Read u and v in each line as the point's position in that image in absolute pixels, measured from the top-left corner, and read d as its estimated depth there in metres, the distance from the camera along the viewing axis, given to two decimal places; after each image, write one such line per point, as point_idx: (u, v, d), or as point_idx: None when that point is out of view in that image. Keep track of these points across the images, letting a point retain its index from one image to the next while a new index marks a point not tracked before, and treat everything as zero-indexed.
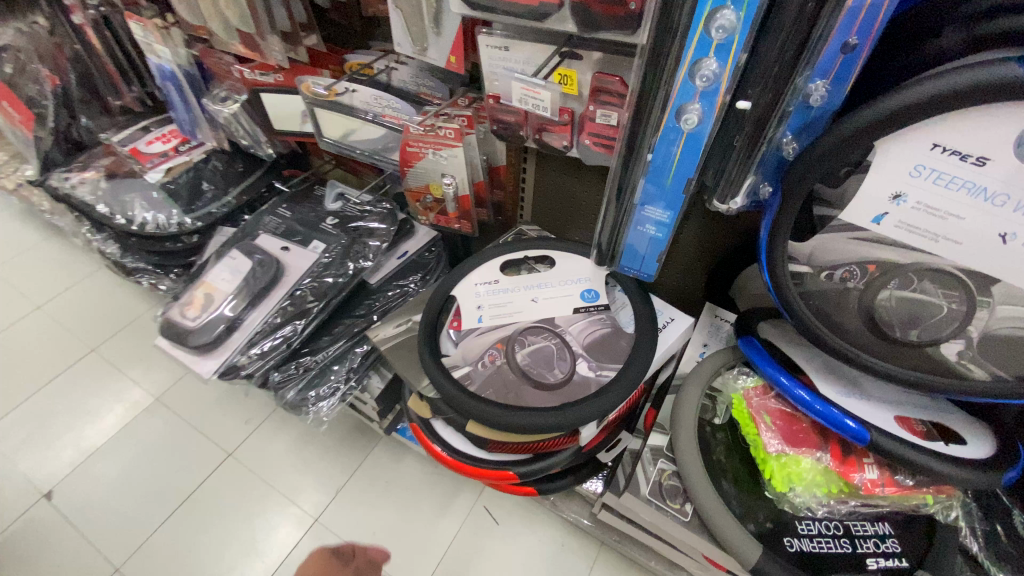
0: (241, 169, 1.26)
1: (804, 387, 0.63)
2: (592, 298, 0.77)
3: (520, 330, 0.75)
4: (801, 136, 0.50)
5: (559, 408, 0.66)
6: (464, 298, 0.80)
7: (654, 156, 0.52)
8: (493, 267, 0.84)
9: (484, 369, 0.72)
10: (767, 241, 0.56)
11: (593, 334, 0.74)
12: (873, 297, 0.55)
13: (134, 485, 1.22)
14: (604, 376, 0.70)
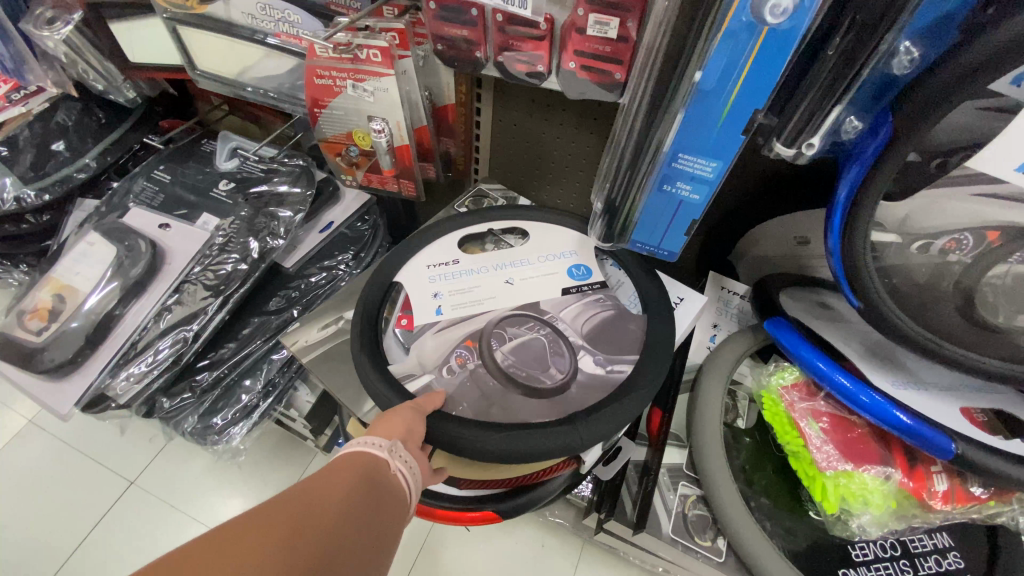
0: (101, 119, 0.95)
1: (852, 380, 0.51)
2: (583, 276, 0.59)
3: (496, 322, 0.55)
4: (925, 42, 0.33)
5: (563, 420, 0.48)
6: (413, 285, 0.59)
7: (705, 75, 0.34)
8: (451, 243, 0.63)
9: (453, 380, 0.52)
10: (846, 204, 0.40)
11: (592, 320, 0.56)
12: (980, 275, 0.41)
13: (5, 536, 0.90)
14: (618, 371, 0.52)
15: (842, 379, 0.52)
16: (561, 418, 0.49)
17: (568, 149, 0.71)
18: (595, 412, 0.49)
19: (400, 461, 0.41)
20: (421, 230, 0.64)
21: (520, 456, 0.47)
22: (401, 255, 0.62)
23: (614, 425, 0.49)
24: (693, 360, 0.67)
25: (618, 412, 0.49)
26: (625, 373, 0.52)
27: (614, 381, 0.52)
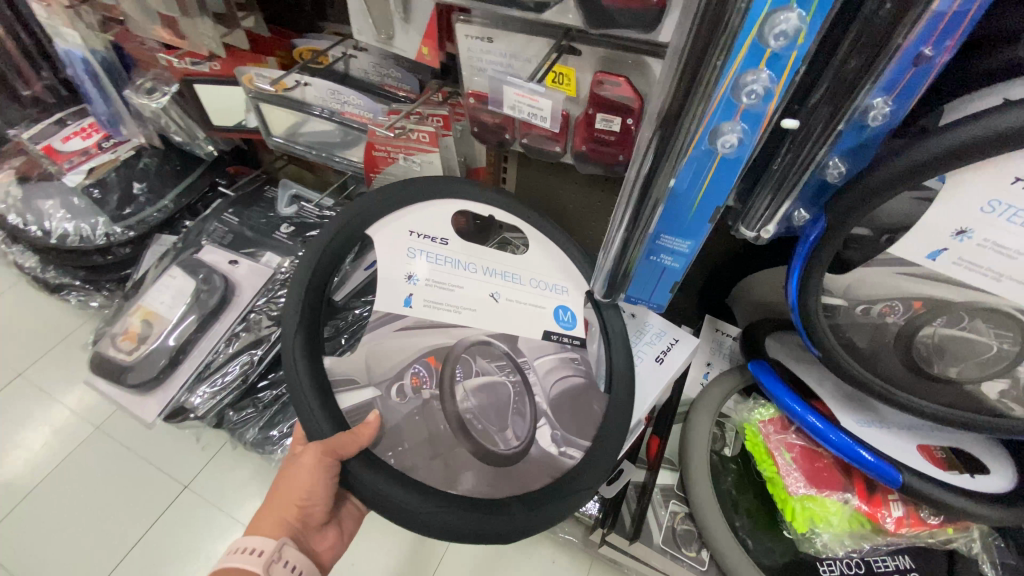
0: (178, 167, 1.09)
1: (818, 416, 0.60)
2: (568, 324, 0.64)
3: (466, 347, 0.59)
4: (851, 159, 0.43)
5: (498, 506, 0.54)
6: (385, 244, 0.61)
7: (677, 184, 0.44)
8: (439, 215, 0.65)
9: (404, 407, 0.56)
10: (799, 274, 0.50)
11: (565, 386, 0.62)
12: (914, 333, 0.50)
13: (74, 532, 1.02)
14: (569, 456, 0.59)
15: (812, 419, 0.60)
16: (499, 499, 0.54)
17: (581, 204, 0.83)
18: (533, 508, 0.55)
19: (280, 567, 0.50)
20: (408, 181, 0.66)
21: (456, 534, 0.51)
22: (380, 209, 0.63)
23: (549, 518, 0.56)
24: (687, 394, 0.76)
25: (554, 503, 0.56)
26: (575, 460, 0.59)
27: (565, 466, 0.58)
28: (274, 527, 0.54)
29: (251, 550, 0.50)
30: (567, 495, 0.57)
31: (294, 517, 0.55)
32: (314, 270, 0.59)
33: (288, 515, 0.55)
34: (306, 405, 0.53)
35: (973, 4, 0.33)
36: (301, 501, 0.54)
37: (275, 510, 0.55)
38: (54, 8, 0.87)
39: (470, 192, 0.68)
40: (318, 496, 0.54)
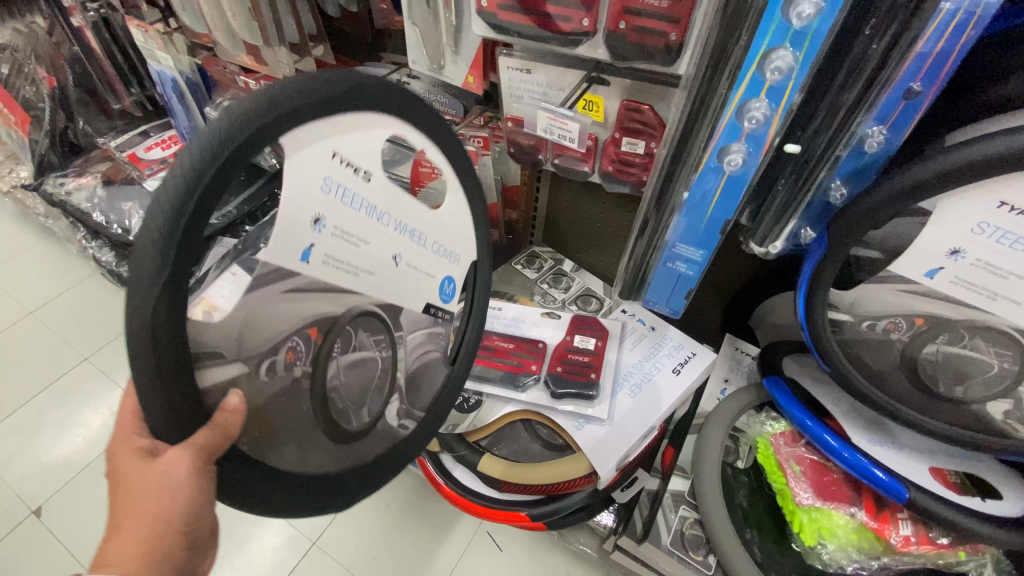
0: (243, 178, 1.20)
1: (830, 433, 0.62)
2: (446, 297, 0.51)
3: (352, 316, 0.41)
4: (852, 182, 0.50)
5: (339, 484, 0.45)
6: (298, 162, 0.33)
7: (690, 195, 0.55)
8: (384, 135, 0.40)
9: (271, 388, 0.36)
10: (806, 288, 0.54)
11: (422, 359, 0.52)
12: (917, 351, 0.53)
13: None
14: (403, 427, 0.52)
15: (827, 437, 0.62)
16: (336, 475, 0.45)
17: (609, 224, 0.87)
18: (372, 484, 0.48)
19: None
20: (367, 75, 0.37)
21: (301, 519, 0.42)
22: (338, 98, 0.35)
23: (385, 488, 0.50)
24: (703, 407, 0.79)
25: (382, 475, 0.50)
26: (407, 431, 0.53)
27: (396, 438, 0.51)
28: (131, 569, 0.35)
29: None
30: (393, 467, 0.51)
31: (165, 551, 0.37)
32: (217, 164, 0.29)
33: (152, 544, 0.36)
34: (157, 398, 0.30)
35: (955, 45, 0.40)
36: (184, 525, 0.37)
37: (135, 525, 0.36)
38: (151, 34, 0.99)
39: (427, 113, 0.45)
40: (210, 517, 0.37)
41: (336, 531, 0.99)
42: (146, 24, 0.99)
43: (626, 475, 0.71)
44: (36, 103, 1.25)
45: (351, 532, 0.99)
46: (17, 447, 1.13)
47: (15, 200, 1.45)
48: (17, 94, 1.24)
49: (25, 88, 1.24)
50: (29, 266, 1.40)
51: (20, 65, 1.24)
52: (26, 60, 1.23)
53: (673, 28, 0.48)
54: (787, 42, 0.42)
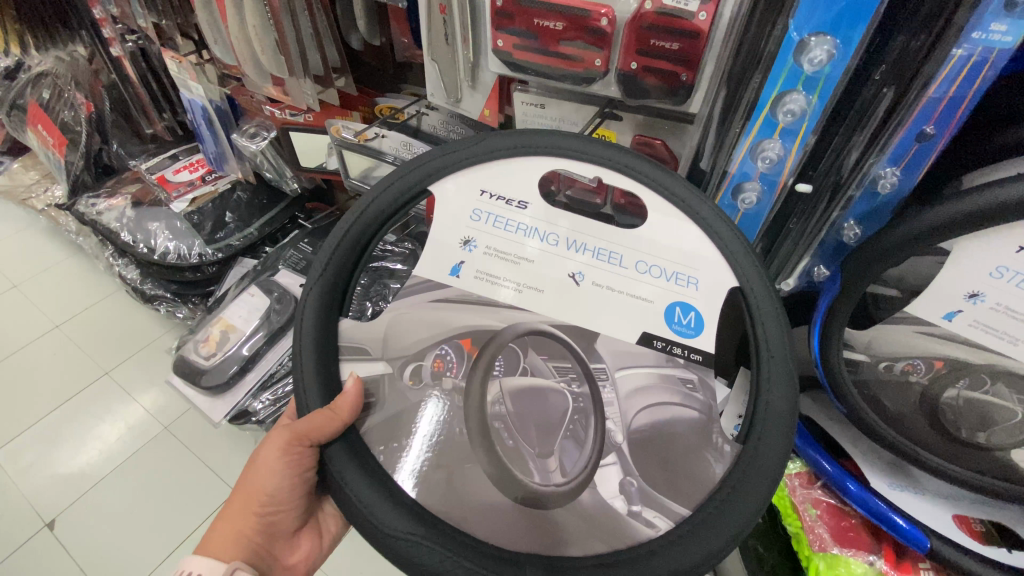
0: (264, 201, 1.24)
1: (849, 478, 0.59)
2: (684, 332, 0.46)
3: (518, 335, 0.47)
4: (865, 222, 0.49)
5: (510, 558, 0.42)
6: (446, 204, 0.51)
7: None
8: (531, 173, 0.51)
9: (416, 394, 0.48)
10: (821, 328, 0.53)
11: (657, 418, 0.45)
12: (937, 394, 0.51)
13: (134, 520, 1.06)
14: (646, 523, 0.43)
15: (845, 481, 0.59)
16: (511, 551, 0.43)
17: None
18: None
19: None
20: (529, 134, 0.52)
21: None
22: (447, 164, 0.52)
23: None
24: None
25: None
26: (654, 530, 0.43)
27: (637, 533, 0.43)
28: (226, 547, 0.54)
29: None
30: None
31: (249, 528, 0.56)
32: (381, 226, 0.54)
33: (244, 523, 0.55)
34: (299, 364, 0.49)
35: (968, 90, 0.40)
36: (263, 505, 0.56)
37: (233, 507, 0.56)
38: (184, 65, 1.04)
39: (591, 148, 0.50)
40: (283, 499, 0.56)
41: (340, 558, 0.97)
42: (180, 55, 1.03)
43: None
44: (74, 126, 1.27)
45: (357, 560, 0.97)
46: (37, 459, 1.15)
47: (49, 219, 1.50)
48: (56, 117, 1.29)
49: (63, 112, 1.30)
50: (58, 283, 1.45)
51: (60, 90, 1.30)
52: (66, 86, 1.29)
53: (686, 69, 0.49)
54: (800, 86, 0.43)
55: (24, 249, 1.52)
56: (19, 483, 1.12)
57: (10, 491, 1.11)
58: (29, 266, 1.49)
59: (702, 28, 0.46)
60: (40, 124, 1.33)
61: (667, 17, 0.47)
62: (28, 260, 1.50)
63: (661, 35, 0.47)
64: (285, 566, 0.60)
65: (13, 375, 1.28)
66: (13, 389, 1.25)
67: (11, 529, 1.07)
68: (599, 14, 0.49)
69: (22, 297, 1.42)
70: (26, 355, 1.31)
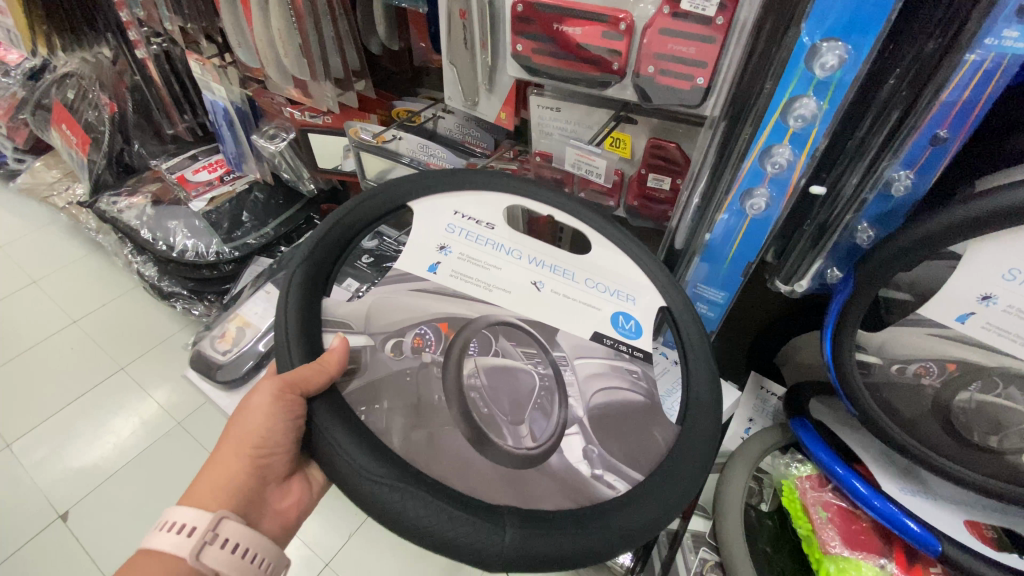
0: (281, 202, 1.26)
1: (859, 478, 0.60)
2: (630, 333, 0.54)
3: (489, 324, 0.52)
4: (879, 225, 0.50)
5: (491, 509, 0.42)
6: (424, 219, 0.59)
7: (715, 234, 0.57)
8: (496, 203, 0.60)
9: (397, 364, 0.50)
10: (833, 330, 0.54)
11: (612, 399, 0.50)
12: (950, 397, 0.52)
13: (147, 513, 1.08)
14: (608, 486, 0.45)
15: (856, 484, 0.60)
16: (492, 503, 0.42)
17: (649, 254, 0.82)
18: (534, 534, 0.41)
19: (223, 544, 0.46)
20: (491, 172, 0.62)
21: (425, 536, 0.40)
22: (422, 187, 0.61)
23: (554, 554, 0.40)
24: (726, 446, 0.78)
25: (569, 530, 0.41)
26: (615, 493, 0.45)
27: (601, 494, 0.44)
28: (214, 498, 0.51)
29: (174, 527, 0.46)
30: (586, 531, 0.41)
31: (237, 472, 0.52)
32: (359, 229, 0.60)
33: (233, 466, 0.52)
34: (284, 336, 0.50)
35: (980, 95, 0.41)
36: (255, 448, 0.52)
37: (222, 455, 0.53)
38: (208, 67, 1.07)
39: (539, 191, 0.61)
40: (273, 442, 0.52)
41: (348, 555, 0.98)
42: (204, 58, 1.06)
43: None
44: (97, 126, 1.31)
45: (364, 557, 0.98)
46: (53, 451, 1.17)
47: (70, 216, 1.54)
48: (80, 117, 1.33)
49: (87, 112, 1.33)
50: (76, 279, 1.48)
51: (84, 91, 1.33)
52: (90, 87, 1.32)
53: (702, 73, 0.50)
54: (810, 91, 0.44)
55: (44, 245, 1.56)
56: (35, 475, 1.14)
57: (26, 483, 1.13)
58: (49, 263, 1.52)
59: (718, 33, 0.47)
60: (64, 124, 1.36)
61: (684, 23, 0.48)
62: (50, 257, 1.53)
63: (679, 40, 0.49)
64: (276, 512, 0.56)
65: (31, 369, 1.30)
66: (31, 383, 1.28)
67: (26, 521, 1.08)
68: (617, 19, 0.51)
69: (41, 293, 1.45)
70: (44, 349, 1.33)
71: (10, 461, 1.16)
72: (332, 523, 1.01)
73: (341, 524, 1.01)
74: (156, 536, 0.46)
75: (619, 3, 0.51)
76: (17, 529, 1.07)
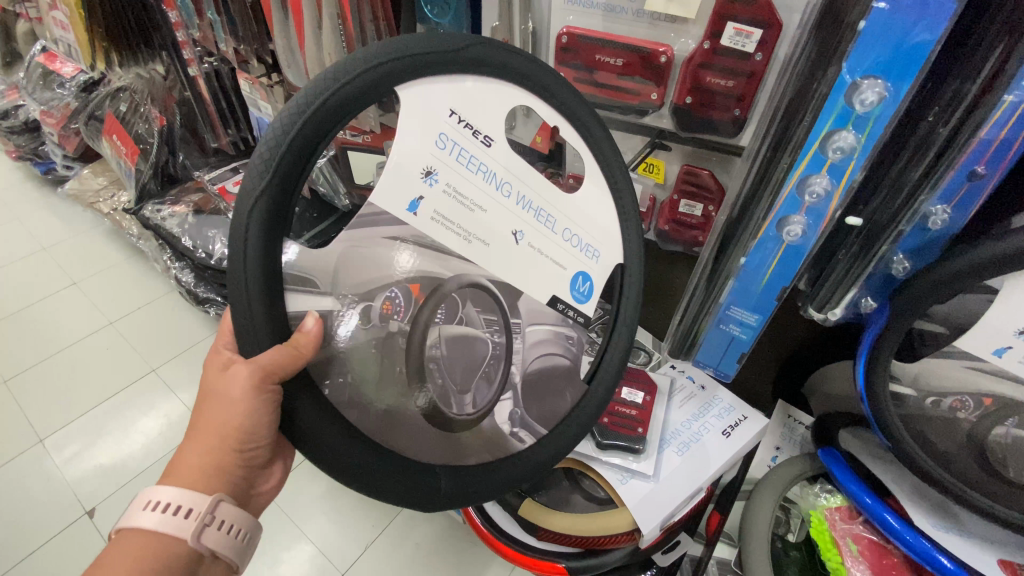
0: None
1: (892, 512, 0.60)
2: (583, 296, 0.52)
3: (461, 285, 0.44)
4: (915, 257, 0.51)
5: (428, 471, 0.45)
6: (409, 117, 0.40)
7: (749, 258, 0.58)
8: (504, 108, 0.45)
9: (361, 337, 0.41)
10: (866, 363, 0.54)
11: (547, 363, 0.51)
12: (986, 432, 0.52)
13: None
14: (519, 439, 0.50)
15: (889, 517, 0.60)
16: (428, 463, 0.45)
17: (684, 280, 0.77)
18: (465, 488, 0.47)
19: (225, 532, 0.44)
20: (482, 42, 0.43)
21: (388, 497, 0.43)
22: (431, 66, 0.41)
23: (471, 499, 0.47)
24: (753, 473, 0.77)
25: (483, 481, 0.48)
26: (523, 445, 0.50)
27: (511, 447, 0.50)
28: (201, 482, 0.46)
29: (163, 508, 0.43)
30: (500, 480, 0.49)
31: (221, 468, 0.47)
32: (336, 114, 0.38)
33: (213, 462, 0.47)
34: (246, 314, 0.37)
35: (1017, 134, 0.41)
36: (239, 443, 0.46)
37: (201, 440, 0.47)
38: (257, 86, 1.12)
39: (558, 93, 0.48)
40: (259, 436, 0.46)
41: (363, 567, 0.98)
42: (254, 78, 1.12)
43: (666, 538, 0.75)
44: (146, 137, 1.38)
45: (380, 569, 0.98)
46: (83, 448, 1.20)
47: (113, 222, 1.61)
48: (130, 129, 1.39)
49: (137, 125, 1.40)
50: (114, 282, 1.54)
51: (136, 104, 1.40)
52: (142, 101, 1.38)
53: (739, 105, 0.53)
54: (849, 125, 0.45)
55: (88, 249, 1.63)
56: (65, 470, 1.17)
57: (56, 477, 1.16)
58: (91, 265, 1.59)
59: (757, 68, 0.50)
60: (115, 134, 1.43)
61: (724, 58, 0.50)
62: (92, 262, 1.60)
63: (718, 73, 0.51)
64: (257, 495, 0.55)
65: (67, 367, 1.35)
66: (67, 380, 1.32)
67: (53, 515, 1.11)
68: (658, 52, 0.53)
69: (80, 294, 1.51)
70: (80, 349, 1.38)
71: (44, 456, 1.19)
72: (349, 532, 1.02)
73: (358, 534, 1.02)
74: (141, 516, 0.43)
75: (660, 38, 0.54)
76: (44, 523, 1.10)
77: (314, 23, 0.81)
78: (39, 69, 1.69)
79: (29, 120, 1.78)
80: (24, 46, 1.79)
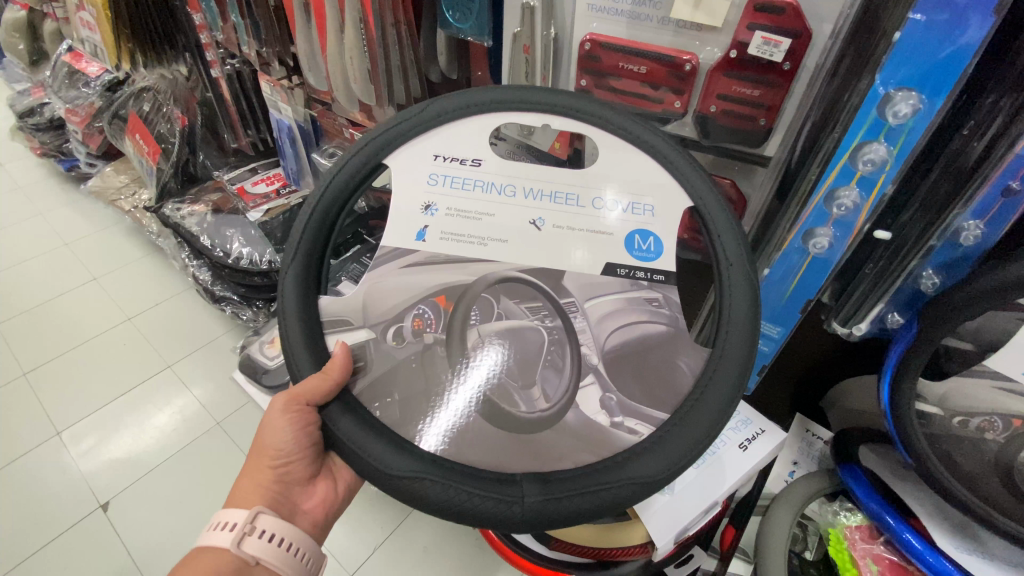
0: None
1: (911, 530, 0.59)
2: (645, 255, 0.48)
3: (489, 285, 0.48)
4: (945, 273, 0.50)
5: (508, 478, 0.44)
6: (401, 172, 0.50)
7: (773, 271, 0.57)
8: (484, 132, 0.51)
9: (401, 352, 0.48)
10: (891, 379, 0.53)
11: (627, 338, 0.47)
12: (1014, 456, 0.50)
13: (182, 507, 1.12)
14: (629, 431, 0.45)
15: (909, 536, 0.59)
16: (509, 473, 0.44)
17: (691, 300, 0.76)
18: (554, 496, 0.43)
19: (273, 549, 0.49)
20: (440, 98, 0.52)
21: (457, 514, 0.43)
22: (393, 136, 0.51)
23: (576, 510, 0.43)
24: (769, 488, 0.76)
25: (585, 485, 0.43)
26: (638, 436, 0.45)
27: (622, 441, 0.45)
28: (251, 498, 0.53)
29: (227, 525, 0.49)
30: (606, 486, 0.43)
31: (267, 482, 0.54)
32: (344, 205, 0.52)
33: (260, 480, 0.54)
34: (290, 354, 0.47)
35: None
36: (273, 459, 0.53)
37: (251, 468, 0.55)
38: (278, 89, 1.13)
39: (528, 96, 0.50)
40: (288, 451, 0.53)
41: (371, 568, 0.98)
42: (275, 81, 1.12)
43: (681, 550, 0.75)
44: (168, 137, 1.40)
45: (389, 571, 0.98)
46: (99, 441, 1.22)
47: (134, 220, 1.63)
48: (153, 129, 1.41)
49: (160, 124, 1.42)
50: (134, 279, 1.56)
51: (159, 104, 1.42)
52: (165, 101, 1.40)
53: (765, 114, 0.52)
54: (881, 137, 0.44)
55: (109, 246, 1.65)
56: (79, 463, 1.19)
57: (70, 470, 1.18)
58: (111, 261, 1.61)
59: (784, 77, 0.49)
60: (138, 133, 1.45)
61: (751, 67, 0.50)
62: (114, 258, 1.62)
63: (743, 82, 0.51)
64: (304, 512, 0.56)
65: (86, 361, 1.37)
66: (85, 374, 1.34)
67: (65, 508, 1.12)
68: (682, 60, 0.53)
69: (101, 290, 1.53)
70: (98, 344, 1.40)
71: (60, 448, 1.21)
72: (358, 534, 1.02)
73: (366, 535, 1.02)
74: (212, 535, 0.49)
75: (685, 46, 0.54)
76: (56, 516, 1.11)
77: (337, 26, 0.82)
78: (65, 67, 1.72)
79: (53, 118, 1.82)
80: (51, 44, 1.82)
